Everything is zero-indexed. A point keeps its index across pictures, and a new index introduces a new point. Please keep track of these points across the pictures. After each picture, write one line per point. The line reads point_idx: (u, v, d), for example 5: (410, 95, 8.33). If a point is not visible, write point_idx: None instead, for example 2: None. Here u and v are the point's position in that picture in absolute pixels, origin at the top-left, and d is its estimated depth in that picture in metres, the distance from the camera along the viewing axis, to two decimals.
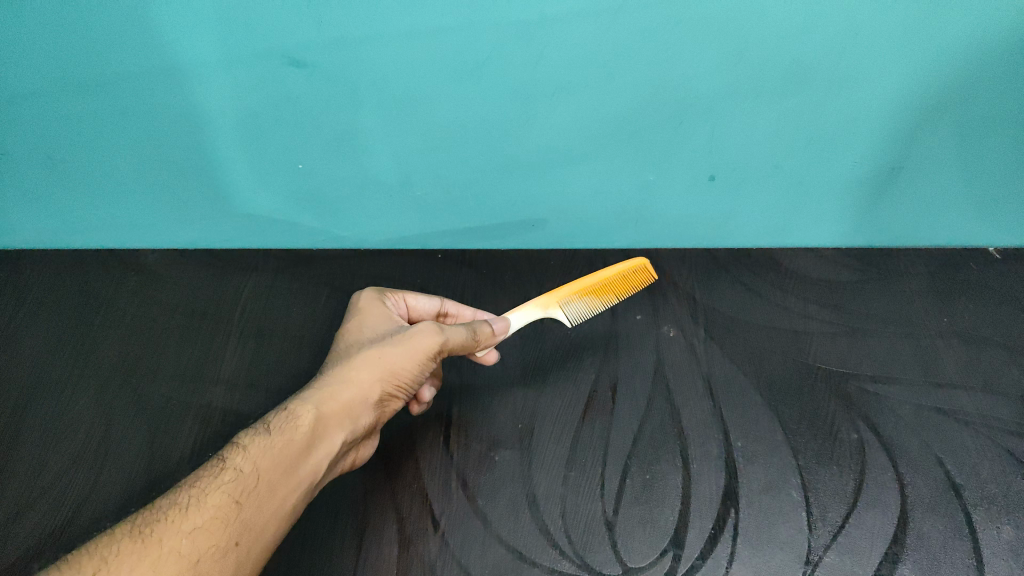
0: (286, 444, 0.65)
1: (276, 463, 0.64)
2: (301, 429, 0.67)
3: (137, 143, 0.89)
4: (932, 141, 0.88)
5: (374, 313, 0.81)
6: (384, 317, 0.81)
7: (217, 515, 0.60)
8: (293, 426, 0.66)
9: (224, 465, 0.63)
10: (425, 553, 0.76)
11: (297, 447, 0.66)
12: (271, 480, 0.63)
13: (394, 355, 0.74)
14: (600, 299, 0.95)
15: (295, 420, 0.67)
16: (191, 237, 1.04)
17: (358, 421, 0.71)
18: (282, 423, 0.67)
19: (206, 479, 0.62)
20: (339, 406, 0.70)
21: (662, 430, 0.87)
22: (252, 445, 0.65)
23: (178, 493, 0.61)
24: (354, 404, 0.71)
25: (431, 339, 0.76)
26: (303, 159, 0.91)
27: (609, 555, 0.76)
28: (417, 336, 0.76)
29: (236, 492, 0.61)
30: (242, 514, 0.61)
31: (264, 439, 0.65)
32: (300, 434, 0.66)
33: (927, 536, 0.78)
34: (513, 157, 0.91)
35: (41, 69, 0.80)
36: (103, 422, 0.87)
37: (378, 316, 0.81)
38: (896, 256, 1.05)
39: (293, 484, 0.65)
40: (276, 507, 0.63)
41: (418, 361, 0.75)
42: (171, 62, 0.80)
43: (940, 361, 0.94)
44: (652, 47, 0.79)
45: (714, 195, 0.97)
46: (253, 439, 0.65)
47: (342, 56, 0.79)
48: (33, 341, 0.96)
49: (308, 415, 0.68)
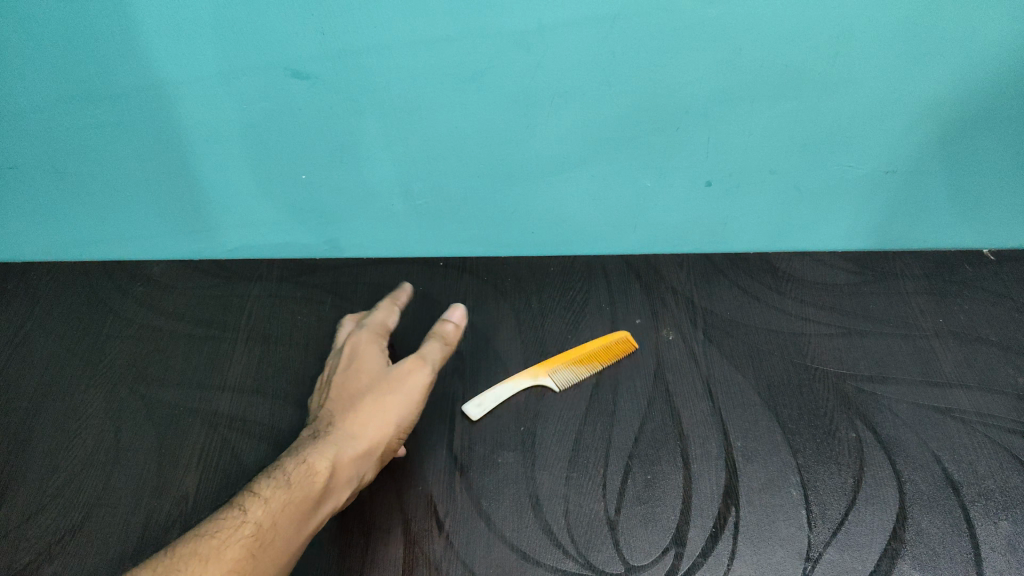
0: (303, 497, 0.73)
1: (291, 516, 0.72)
2: (315, 485, 0.74)
3: (143, 156, 0.91)
4: (924, 144, 0.90)
5: (368, 358, 0.88)
6: (374, 363, 0.88)
7: (235, 567, 0.66)
8: (307, 480, 0.74)
9: (245, 519, 0.70)
10: (430, 553, 0.77)
11: (310, 501, 0.73)
12: (286, 533, 0.71)
13: (394, 400, 0.83)
14: None
15: (308, 474, 0.75)
16: (196, 249, 1.05)
17: (362, 475, 0.78)
18: (299, 476, 0.74)
19: (227, 533, 0.69)
20: (344, 464, 0.77)
21: (663, 430, 0.88)
22: (273, 495, 0.73)
23: (201, 545, 0.68)
24: (358, 461, 0.78)
25: (417, 373, 0.85)
26: (306, 170, 0.93)
27: (612, 554, 0.77)
28: (406, 375, 0.85)
29: (253, 546, 0.68)
30: (257, 566, 0.68)
31: (283, 489, 0.73)
32: (313, 490, 0.74)
33: (925, 532, 0.79)
34: (513, 165, 0.93)
35: (49, 82, 0.82)
36: (111, 429, 0.88)
37: (369, 362, 0.88)
38: (891, 258, 1.07)
39: (304, 536, 0.72)
40: (289, 556, 0.71)
41: (411, 408, 0.84)
42: (178, 75, 0.82)
43: (937, 361, 0.96)
44: (648, 56, 0.81)
45: (711, 199, 0.98)
46: (274, 492, 0.73)
47: (344, 67, 0.81)
48: (42, 351, 0.97)
49: (320, 470, 0.75)
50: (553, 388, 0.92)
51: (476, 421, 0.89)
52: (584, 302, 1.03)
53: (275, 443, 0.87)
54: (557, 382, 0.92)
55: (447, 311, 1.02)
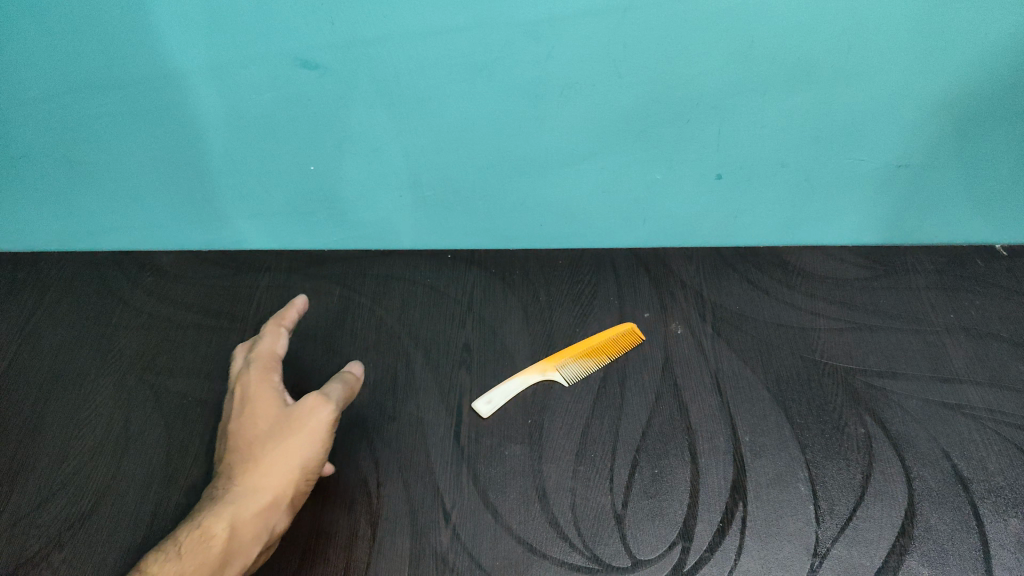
0: (196, 568, 0.69)
1: None
2: (210, 553, 0.70)
3: (153, 145, 0.91)
4: (937, 137, 0.89)
5: (265, 397, 0.82)
6: (272, 400, 0.82)
7: None
8: (201, 550, 0.70)
9: None
10: (437, 544, 0.77)
11: (206, 570, 0.70)
12: None
13: (297, 446, 0.77)
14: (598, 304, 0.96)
15: (203, 544, 0.71)
16: (204, 239, 1.05)
17: (272, 526, 0.74)
18: (192, 547, 0.71)
19: None
20: (245, 522, 0.73)
21: (671, 424, 0.88)
22: (164, 571, 0.69)
23: None
24: (266, 512, 0.74)
25: (322, 412, 0.79)
26: (315, 161, 0.93)
27: (618, 547, 0.77)
28: (310, 415, 0.78)
29: None
30: None
31: (175, 562, 0.70)
32: (209, 558, 0.70)
33: (934, 528, 0.79)
34: (522, 157, 0.93)
35: (59, 71, 0.82)
36: (120, 417, 0.88)
37: (267, 400, 0.82)
38: (902, 253, 1.06)
39: None
40: None
41: (318, 445, 0.78)
42: (187, 66, 0.82)
43: (948, 357, 0.95)
44: (660, 48, 0.80)
45: (721, 192, 0.98)
46: (165, 566, 0.69)
47: (353, 57, 0.81)
48: (51, 339, 0.97)
49: (215, 536, 0.71)
50: (562, 382, 0.91)
51: (487, 417, 0.88)
52: (592, 296, 1.02)
53: None
54: (565, 376, 0.92)
55: (455, 302, 1.01)
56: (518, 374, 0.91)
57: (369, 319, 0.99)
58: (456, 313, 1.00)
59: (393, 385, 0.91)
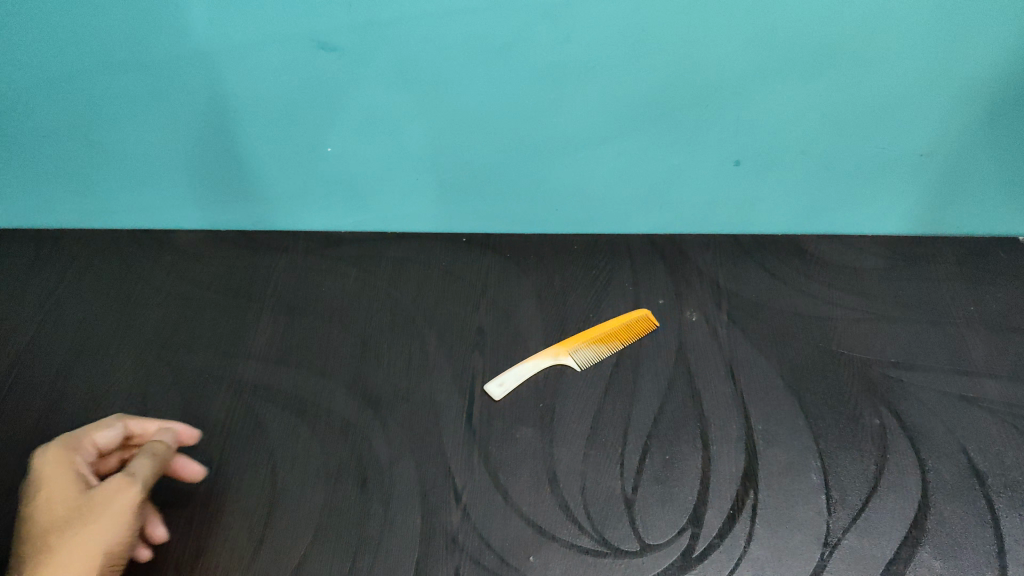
0: None
1: None
2: None
3: (173, 124, 0.91)
4: (960, 125, 0.88)
5: (59, 480, 0.68)
6: (66, 483, 0.68)
7: None
8: None
9: None
10: (447, 524, 0.78)
11: None
12: None
13: (99, 535, 0.65)
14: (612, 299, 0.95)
15: None
16: (223, 219, 1.06)
17: None
18: None
19: None
20: None
21: (683, 411, 0.87)
22: None
23: None
24: None
25: (124, 495, 0.67)
26: (333, 142, 0.93)
27: (628, 532, 0.77)
28: (110, 498, 0.66)
29: None
30: None
31: None
32: None
33: (947, 521, 0.78)
34: (539, 141, 0.92)
35: (83, 48, 0.83)
36: (138, 393, 0.90)
37: (60, 483, 0.68)
38: (922, 244, 1.05)
39: None
40: None
41: (118, 530, 0.66)
42: (208, 45, 0.82)
43: (966, 349, 0.94)
44: (680, 32, 0.80)
45: (740, 179, 0.97)
46: None
47: (372, 39, 0.81)
48: (72, 314, 0.98)
49: None
50: (574, 367, 0.91)
51: (499, 399, 0.88)
52: (608, 282, 1.02)
53: (298, 412, 0.87)
54: (577, 361, 0.92)
55: (470, 286, 1.01)
56: (530, 358, 0.91)
57: (384, 301, 0.99)
58: (470, 297, 1.00)
59: (407, 367, 0.92)
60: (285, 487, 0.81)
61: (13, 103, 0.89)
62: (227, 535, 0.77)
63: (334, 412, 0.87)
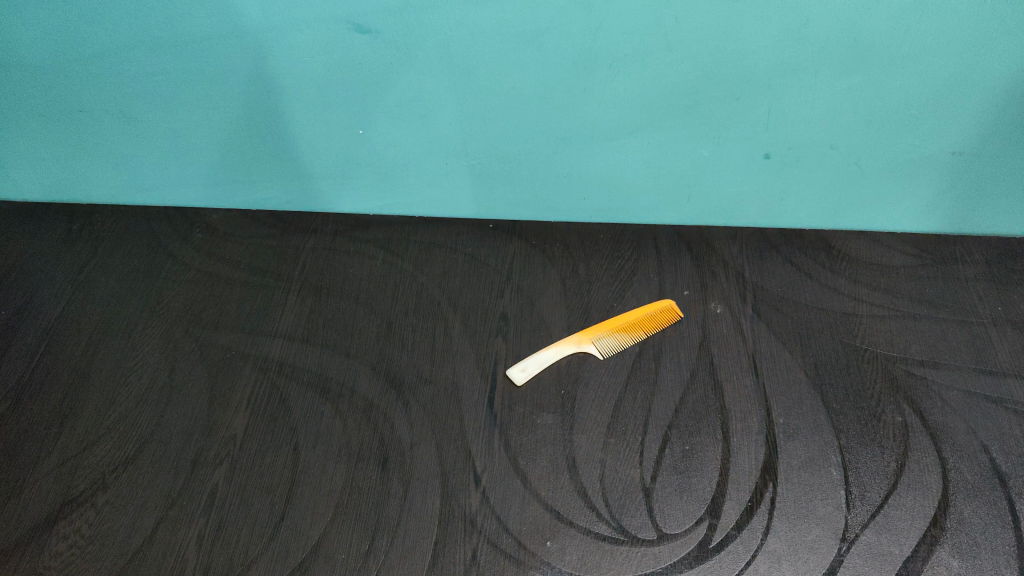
0: None
1: None
2: None
3: (206, 104, 0.92)
4: (995, 123, 0.87)
5: None
6: None
7: None
8: None
9: None
10: (466, 507, 0.79)
11: None
12: None
13: None
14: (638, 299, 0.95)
15: None
16: (253, 198, 1.07)
17: None
18: None
19: None
20: None
21: (704, 402, 0.88)
22: None
23: None
24: None
25: None
26: (363, 125, 0.94)
27: (645, 520, 0.78)
28: None
29: None
30: None
31: None
32: None
33: (967, 521, 0.78)
34: (568, 129, 0.93)
35: (121, 27, 0.84)
36: (166, 368, 0.91)
37: None
38: (950, 243, 1.04)
39: None
40: None
41: None
42: (243, 25, 0.83)
43: (993, 349, 0.93)
44: (712, 24, 0.80)
45: (769, 172, 0.97)
46: None
47: (405, 23, 0.82)
48: (103, 288, 1.00)
49: None
50: (597, 355, 0.92)
51: (521, 384, 0.89)
52: (632, 271, 1.02)
53: (322, 391, 0.88)
54: (600, 350, 0.92)
55: (495, 272, 1.01)
56: (553, 344, 0.92)
57: (410, 284, 1.00)
58: (495, 283, 1.00)
59: (431, 350, 0.93)
60: (307, 465, 0.82)
61: (51, 77, 0.90)
62: (249, 511, 0.79)
63: (357, 393, 0.88)
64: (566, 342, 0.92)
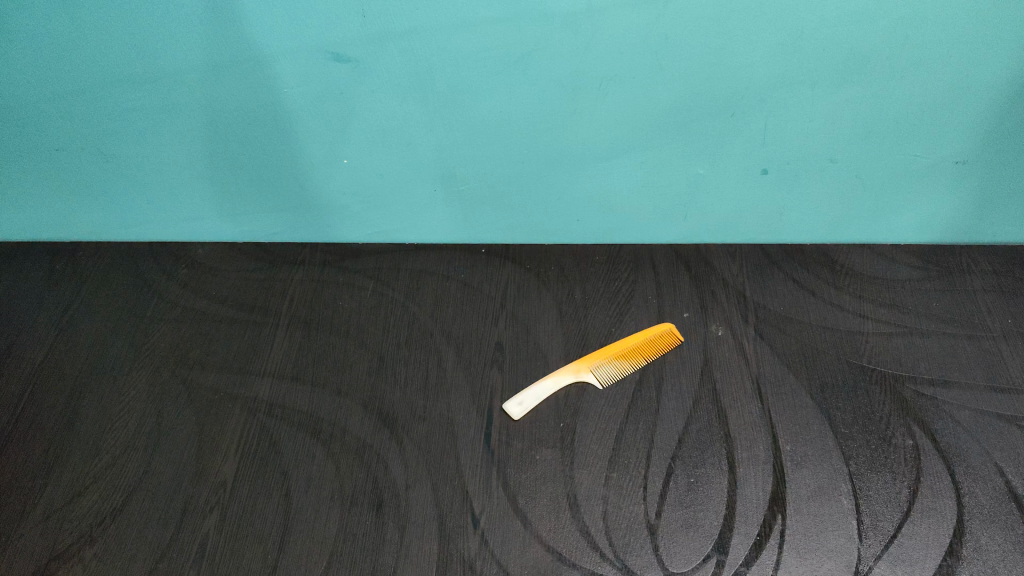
0: None
1: None
2: None
3: (185, 138, 0.90)
4: (998, 132, 0.85)
5: None
6: None
7: None
8: None
9: None
10: (464, 551, 0.76)
11: None
12: None
13: None
14: (643, 336, 0.93)
15: None
16: (239, 231, 1.04)
17: None
18: None
19: None
20: None
21: (708, 431, 0.85)
22: None
23: None
24: None
25: None
26: (348, 155, 0.91)
27: (650, 559, 0.75)
28: None
29: None
30: None
31: None
32: None
33: (985, 549, 0.75)
34: (558, 152, 0.90)
35: (95, 65, 0.82)
36: (153, 412, 0.88)
37: None
38: (955, 253, 1.01)
39: None
40: None
41: None
42: (219, 59, 0.81)
43: (1004, 364, 0.90)
44: (703, 41, 0.77)
45: (767, 189, 0.94)
46: None
47: (386, 50, 0.79)
48: (87, 330, 0.97)
49: None
50: (596, 384, 0.89)
51: (518, 418, 0.86)
52: (630, 294, 0.99)
53: (313, 432, 0.86)
54: (599, 379, 0.89)
55: (489, 299, 0.99)
56: (551, 375, 0.89)
57: (402, 315, 0.97)
58: (489, 311, 0.98)
59: (425, 384, 0.90)
60: (300, 511, 0.80)
61: (24, 117, 0.88)
62: (240, 561, 0.76)
63: (349, 432, 0.86)
64: (563, 374, 0.89)
